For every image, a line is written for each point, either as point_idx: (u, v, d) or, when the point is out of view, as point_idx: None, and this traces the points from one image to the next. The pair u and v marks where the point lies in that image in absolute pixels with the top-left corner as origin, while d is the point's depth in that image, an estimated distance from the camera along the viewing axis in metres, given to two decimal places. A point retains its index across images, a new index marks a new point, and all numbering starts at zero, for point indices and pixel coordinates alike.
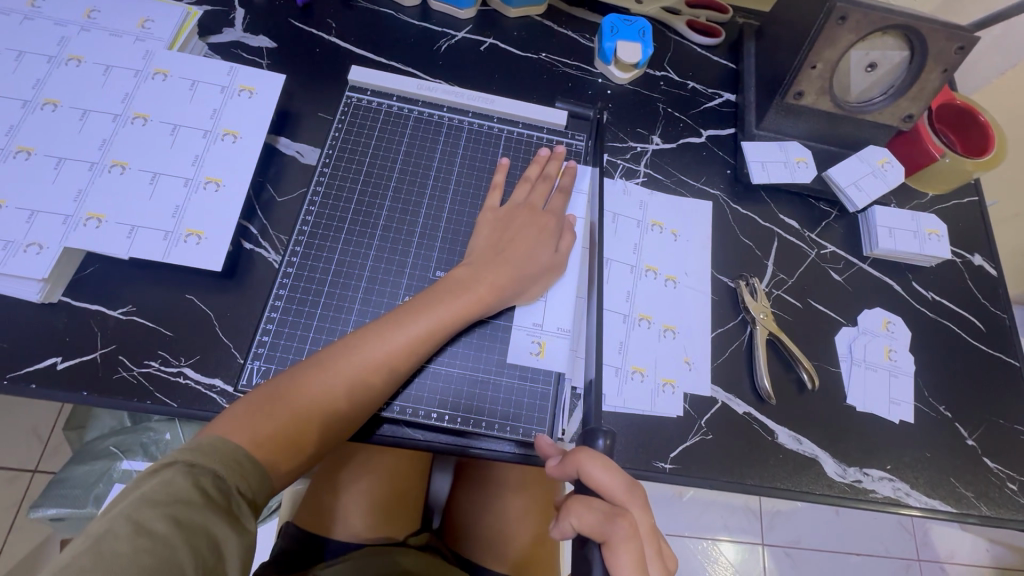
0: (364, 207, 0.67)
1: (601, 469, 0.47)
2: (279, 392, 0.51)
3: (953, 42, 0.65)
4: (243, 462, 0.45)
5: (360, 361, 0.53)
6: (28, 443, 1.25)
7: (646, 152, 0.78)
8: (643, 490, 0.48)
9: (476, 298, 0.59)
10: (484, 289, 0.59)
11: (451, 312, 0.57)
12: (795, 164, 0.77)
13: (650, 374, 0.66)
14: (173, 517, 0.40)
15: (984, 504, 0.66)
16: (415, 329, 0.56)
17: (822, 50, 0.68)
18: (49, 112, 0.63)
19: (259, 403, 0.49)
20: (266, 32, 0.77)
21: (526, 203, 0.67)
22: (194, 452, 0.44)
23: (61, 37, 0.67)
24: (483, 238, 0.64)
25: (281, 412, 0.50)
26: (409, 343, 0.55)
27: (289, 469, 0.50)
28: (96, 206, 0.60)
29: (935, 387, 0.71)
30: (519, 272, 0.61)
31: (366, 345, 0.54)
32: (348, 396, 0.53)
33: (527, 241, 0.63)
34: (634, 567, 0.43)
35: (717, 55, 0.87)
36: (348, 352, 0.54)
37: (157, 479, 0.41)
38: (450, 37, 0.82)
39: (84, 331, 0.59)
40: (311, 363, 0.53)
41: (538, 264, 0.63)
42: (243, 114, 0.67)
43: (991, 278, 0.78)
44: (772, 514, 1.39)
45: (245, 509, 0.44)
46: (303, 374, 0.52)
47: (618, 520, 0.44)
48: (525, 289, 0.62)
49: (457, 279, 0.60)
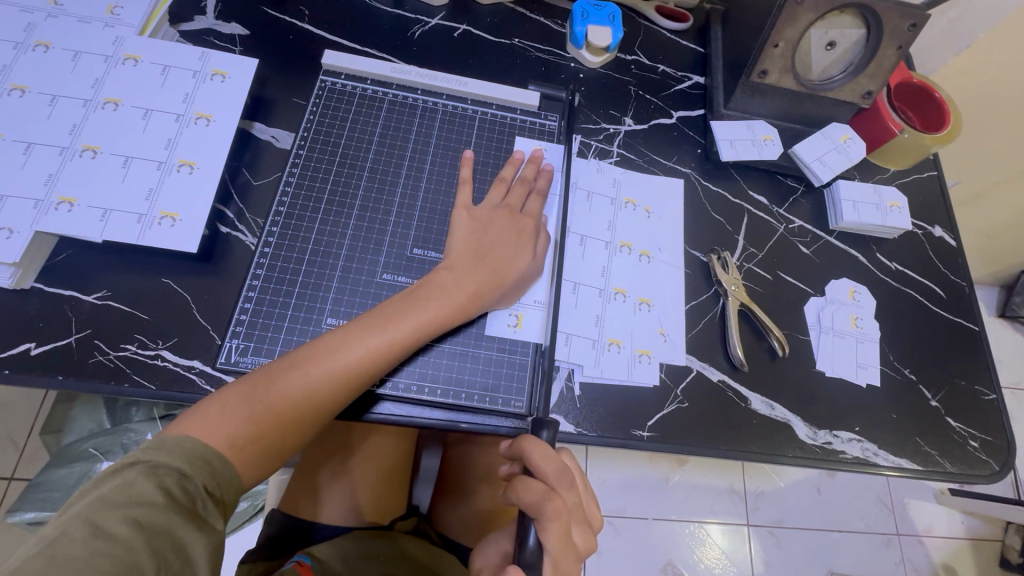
0: (335, 206, 0.67)
1: (540, 452, 0.52)
2: (252, 389, 0.52)
3: (905, 19, 0.67)
4: (212, 462, 0.48)
5: (332, 362, 0.53)
6: (4, 450, 1.23)
7: (619, 133, 0.80)
8: (571, 473, 0.52)
9: (452, 304, 0.59)
10: (460, 296, 0.59)
11: (425, 318, 0.57)
12: (762, 142, 0.80)
13: (627, 346, 0.67)
14: (132, 519, 0.42)
15: (948, 461, 0.69)
16: (388, 332, 0.55)
17: (782, 29, 0.70)
18: (17, 97, 0.62)
19: (232, 400, 0.51)
20: (239, 19, 0.77)
21: (505, 205, 0.67)
22: (158, 452, 0.46)
23: (28, 24, 0.66)
24: (462, 239, 0.63)
25: (253, 412, 0.51)
26: (387, 349, 0.55)
27: (257, 464, 0.51)
28: (67, 190, 0.59)
29: (900, 351, 0.74)
30: (494, 283, 0.61)
31: (341, 344, 0.54)
32: (322, 397, 0.53)
33: (508, 246, 0.64)
34: (558, 540, 0.49)
35: (686, 39, 0.89)
36: (323, 353, 0.54)
37: (117, 481, 0.43)
38: (424, 23, 0.83)
39: (58, 317, 0.59)
40: (285, 360, 0.54)
41: (517, 270, 0.63)
42: (216, 99, 0.67)
43: (950, 248, 0.81)
44: (756, 496, 1.42)
45: (212, 510, 0.46)
46: (278, 372, 0.53)
47: (551, 501, 0.49)
48: (503, 295, 0.63)
49: (434, 283, 0.59)
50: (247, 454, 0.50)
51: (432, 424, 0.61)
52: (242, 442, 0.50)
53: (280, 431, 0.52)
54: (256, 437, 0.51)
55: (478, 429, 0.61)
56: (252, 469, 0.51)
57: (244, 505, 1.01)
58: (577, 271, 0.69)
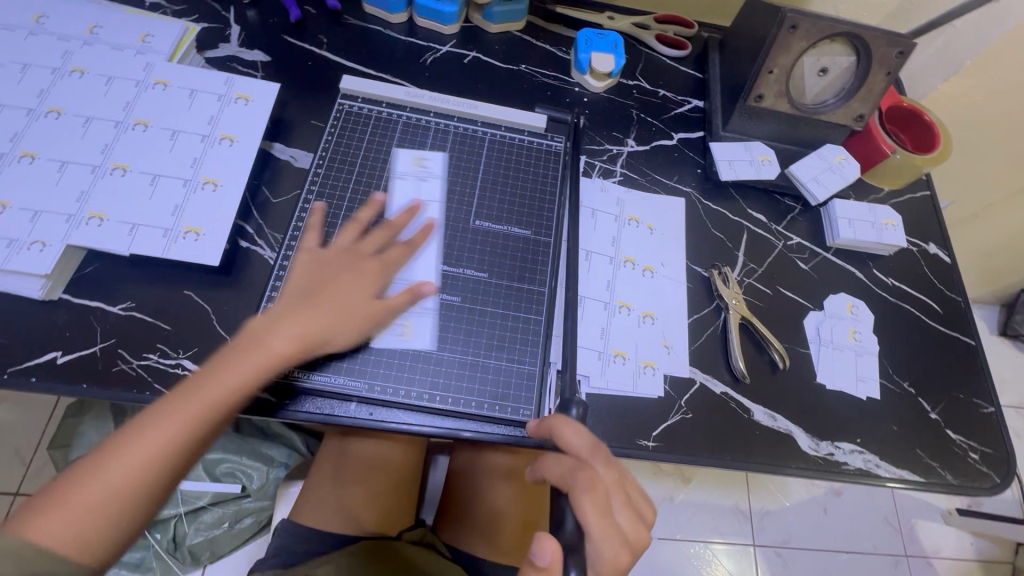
0: (350, 221, 0.70)
1: (572, 432, 0.55)
2: (156, 431, 0.48)
3: (893, 47, 0.71)
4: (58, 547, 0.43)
5: (215, 402, 0.51)
6: (11, 464, 1.24)
7: (621, 154, 0.84)
8: (604, 449, 0.55)
9: (260, 350, 0.54)
10: (249, 339, 0.54)
11: (237, 364, 0.53)
12: (760, 162, 0.83)
13: (631, 357, 0.69)
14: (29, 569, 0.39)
15: (949, 473, 0.70)
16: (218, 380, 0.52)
17: (777, 56, 0.74)
18: (53, 119, 0.66)
19: (138, 446, 0.47)
20: (261, 46, 0.82)
21: (352, 247, 0.64)
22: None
23: (65, 51, 0.71)
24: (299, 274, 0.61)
25: (158, 455, 0.48)
26: (216, 404, 0.50)
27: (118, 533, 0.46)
28: (98, 206, 0.63)
29: (899, 365, 0.75)
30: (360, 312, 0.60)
31: (227, 382, 0.52)
32: (177, 454, 0.48)
33: (348, 285, 0.60)
34: (597, 511, 0.51)
35: (685, 66, 0.94)
36: (194, 395, 0.50)
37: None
38: (435, 50, 0.87)
39: (84, 326, 0.61)
40: (178, 403, 0.50)
41: (364, 307, 0.60)
42: (239, 121, 0.71)
43: (945, 265, 0.84)
44: (761, 515, 1.41)
45: None
46: (175, 419, 0.49)
47: (580, 473, 0.53)
48: (345, 335, 0.59)
49: (315, 317, 0.57)
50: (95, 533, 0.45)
51: (443, 433, 0.62)
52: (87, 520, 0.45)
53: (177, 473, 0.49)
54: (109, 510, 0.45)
55: (488, 438, 0.63)
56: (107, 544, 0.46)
57: (247, 521, 1.03)
58: (583, 285, 0.72)
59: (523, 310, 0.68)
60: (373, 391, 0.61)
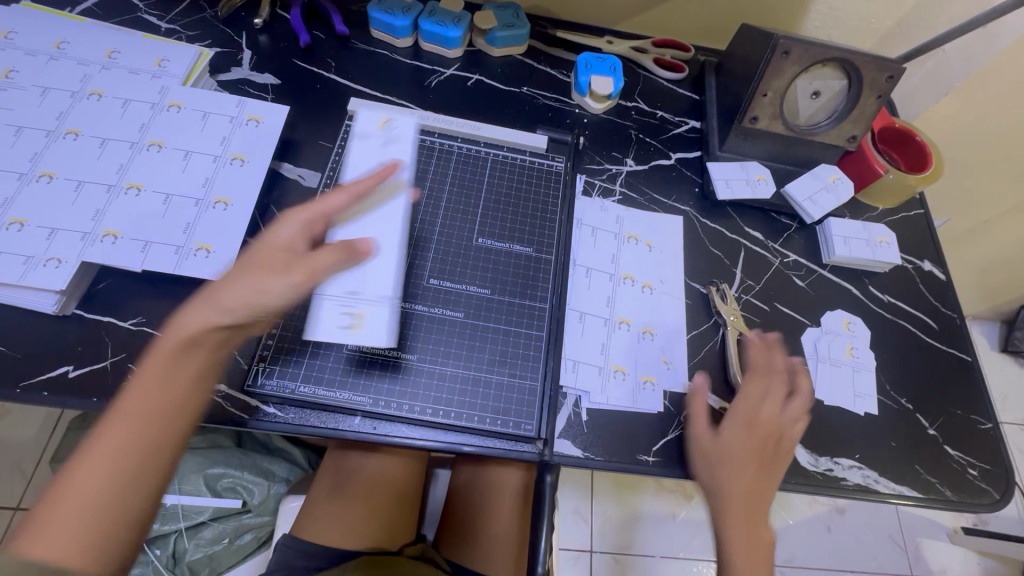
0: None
1: None
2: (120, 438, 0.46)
3: (882, 72, 0.74)
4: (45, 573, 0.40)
5: (150, 406, 0.48)
6: (14, 479, 1.24)
7: (621, 173, 0.86)
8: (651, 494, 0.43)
9: (218, 321, 0.51)
10: (199, 314, 0.51)
11: (164, 350, 0.50)
12: (756, 182, 0.85)
13: (631, 373, 0.70)
14: None
15: (948, 490, 0.70)
16: (150, 369, 0.49)
17: (770, 80, 0.76)
18: (71, 140, 0.68)
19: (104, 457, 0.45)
20: (272, 70, 0.85)
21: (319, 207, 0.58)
22: None
23: (84, 75, 0.73)
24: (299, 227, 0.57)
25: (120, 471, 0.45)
26: (155, 395, 0.48)
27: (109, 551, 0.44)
28: (113, 224, 0.65)
29: (896, 381, 0.76)
30: (317, 267, 0.53)
31: (172, 372, 0.50)
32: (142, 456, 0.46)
33: (267, 253, 0.54)
34: None
35: (682, 88, 0.96)
36: (138, 399, 0.48)
37: None
38: (439, 73, 0.90)
39: (96, 341, 0.63)
40: (110, 426, 0.47)
41: (279, 257, 0.54)
42: (250, 141, 0.73)
43: (940, 282, 0.85)
44: None
45: None
46: (125, 426, 0.47)
47: None
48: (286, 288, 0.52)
49: (267, 280, 0.52)
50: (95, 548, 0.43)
51: (445, 447, 0.63)
52: (80, 539, 0.43)
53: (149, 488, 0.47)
54: (98, 529, 0.44)
55: (490, 452, 0.63)
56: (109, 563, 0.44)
57: (247, 538, 1.03)
58: (583, 302, 0.73)
59: (525, 327, 0.69)
60: (376, 406, 0.62)
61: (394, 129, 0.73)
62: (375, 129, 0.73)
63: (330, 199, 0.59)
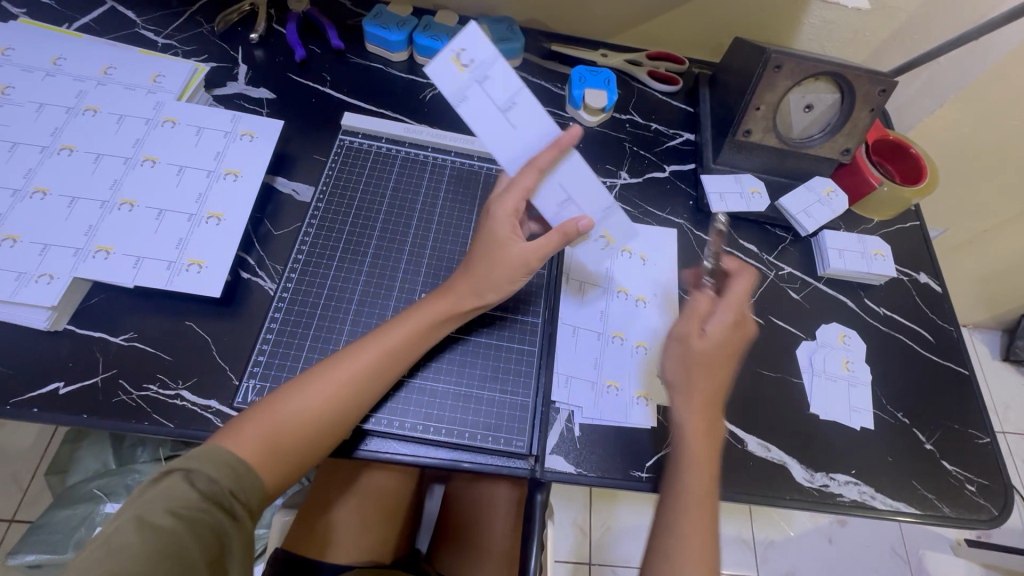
0: (349, 254, 0.72)
1: None
2: (302, 382, 0.56)
3: (874, 86, 0.74)
4: (237, 469, 0.49)
5: (367, 369, 0.58)
6: (9, 492, 1.24)
7: (614, 186, 0.86)
8: None
9: (474, 300, 0.62)
10: (465, 288, 0.61)
11: (435, 313, 0.61)
12: (750, 195, 0.85)
13: (625, 388, 0.69)
14: (170, 511, 0.44)
15: (945, 506, 0.70)
16: (412, 332, 0.60)
17: (762, 93, 0.77)
18: (65, 156, 0.69)
19: (291, 396, 0.55)
20: (267, 84, 0.85)
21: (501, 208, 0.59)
22: (190, 459, 0.47)
23: (80, 91, 0.74)
24: (508, 214, 0.59)
25: (308, 408, 0.54)
26: (377, 361, 0.58)
27: (278, 475, 0.53)
28: (105, 240, 0.65)
29: (892, 395, 0.76)
30: (542, 249, 0.59)
31: (425, 338, 0.61)
32: (338, 406, 0.56)
33: (485, 263, 0.60)
34: None
35: (677, 100, 0.97)
36: (375, 347, 0.59)
37: (164, 487, 0.45)
38: (434, 87, 0.90)
39: (87, 357, 0.63)
40: (335, 369, 0.57)
41: (508, 258, 0.60)
42: (243, 156, 0.73)
43: (937, 294, 0.84)
44: (765, 545, 1.39)
45: (241, 509, 0.48)
46: (342, 375, 0.57)
47: None
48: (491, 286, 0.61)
49: (503, 276, 0.60)
50: (275, 464, 0.52)
51: (436, 464, 0.63)
52: (269, 452, 0.52)
53: (332, 427, 0.56)
54: (280, 451, 0.53)
55: (482, 468, 0.63)
56: (280, 481, 0.53)
57: None
58: (576, 316, 0.73)
59: (516, 342, 0.69)
60: (366, 422, 0.62)
61: (484, 56, 0.54)
62: (456, 77, 0.55)
63: (537, 165, 0.56)
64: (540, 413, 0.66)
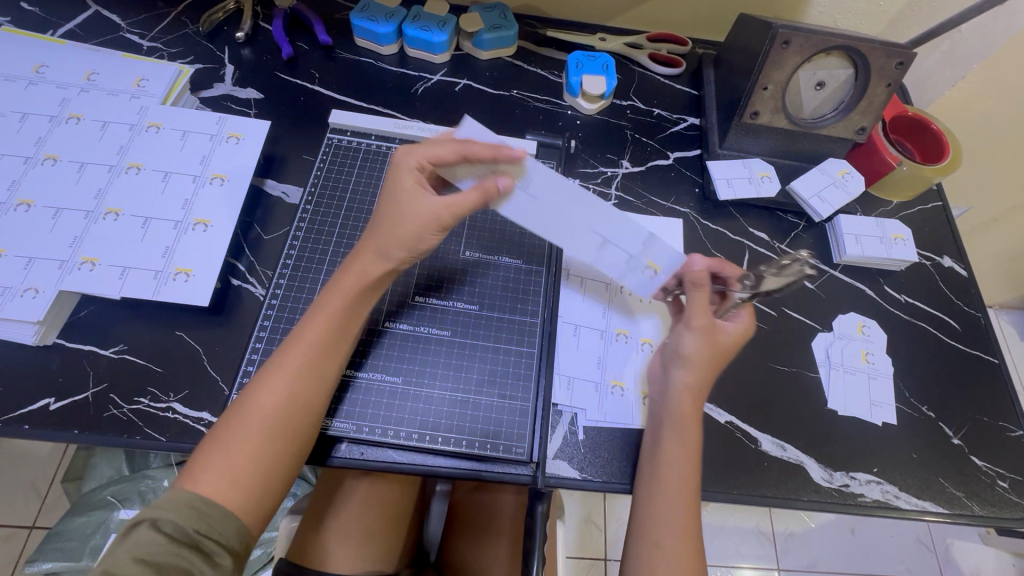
0: (339, 256, 0.70)
1: None
2: (237, 410, 0.53)
3: (892, 58, 0.69)
4: (202, 507, 0.48)
5: (296, 367, 0.55)
6: (27, 499, 1.25)
7: (616, 176, 0.83)
8: None
9: (380, 264, 0.58)
10: (368, 255, 0.58)
11: (343, 292, 0.58)
12: (759, 179, 0.81)
13: (631, 389, 0.66)
14: (140, 560, 0.44)
15: (976, 504, 0.66)
16: (330, 322, 0.57)
17: (770, 72, 0.72)
18: (49, 166, 0.67)
19: (231, 427, 0.52)
20: (255, 84, 0.83)
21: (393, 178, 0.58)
22: (157, 509, 0.47)
23: (63, 99, 0.72)
24: (411, 166, 0.57)
25: (251, 436, 0.52)
26: (304, 357, 0.55)
27: (254, 508, 0.51)
28: (90, 250, 0.63)
29: (916, 388, 0.71)
30: (459, 207, 0.56)
31: (347, 313, 0.58)
32: (277, 417, 0.53)
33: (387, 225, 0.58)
34: None
35: (680, 83, 0.92)
36: (299, 342, 0.56)
37: (130, 542, 0.45)
38: (426, 80, 0.87)
39: (77, 371, 0.62)
40: (266, 376, 0.54)
41: (403, 208, 0.57)
42: (229, 160, 0.71)
43: (962, 278, 0.80)
44: (785, 537, 1.36)
45: (216, 546, 0.48)
46: (273, 382, 0.54)
47: None
48: (397, 238, 0.57)
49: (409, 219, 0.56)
50: (244, 495, 0.50)
51: (447, 475, 0.61)
52: (228, 481, 0.50)
53: (287, 450, 0.53)
54: (240, 480, 0.50)
55: (484, 476, 0.61)
56: (259, 513, 0.52)
57: (256, 552, 1.02)
58: (563, 309, 0.70)
59: (518, 346, 0.67)
60: (355, 432, 0.60)
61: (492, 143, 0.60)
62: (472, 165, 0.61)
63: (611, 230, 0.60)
64: (545, 417, 0.63)
